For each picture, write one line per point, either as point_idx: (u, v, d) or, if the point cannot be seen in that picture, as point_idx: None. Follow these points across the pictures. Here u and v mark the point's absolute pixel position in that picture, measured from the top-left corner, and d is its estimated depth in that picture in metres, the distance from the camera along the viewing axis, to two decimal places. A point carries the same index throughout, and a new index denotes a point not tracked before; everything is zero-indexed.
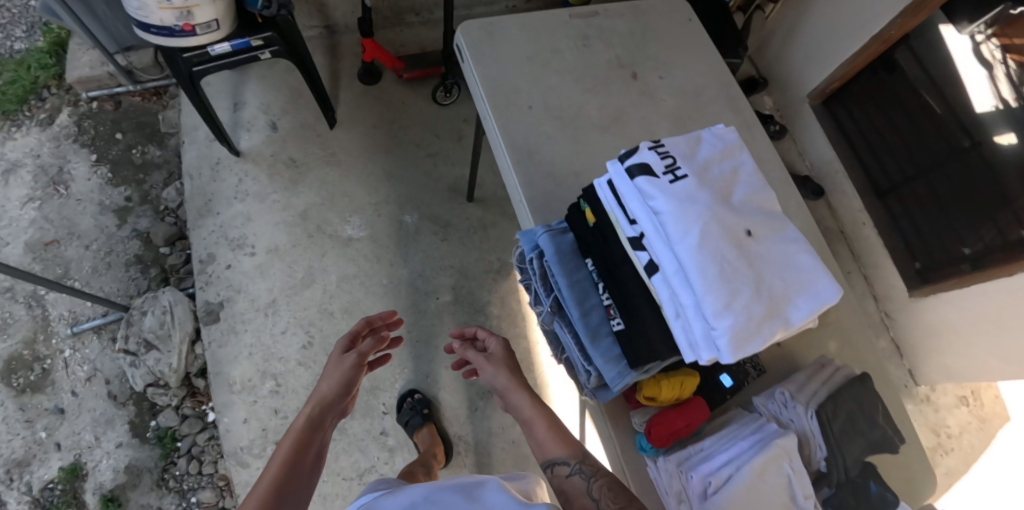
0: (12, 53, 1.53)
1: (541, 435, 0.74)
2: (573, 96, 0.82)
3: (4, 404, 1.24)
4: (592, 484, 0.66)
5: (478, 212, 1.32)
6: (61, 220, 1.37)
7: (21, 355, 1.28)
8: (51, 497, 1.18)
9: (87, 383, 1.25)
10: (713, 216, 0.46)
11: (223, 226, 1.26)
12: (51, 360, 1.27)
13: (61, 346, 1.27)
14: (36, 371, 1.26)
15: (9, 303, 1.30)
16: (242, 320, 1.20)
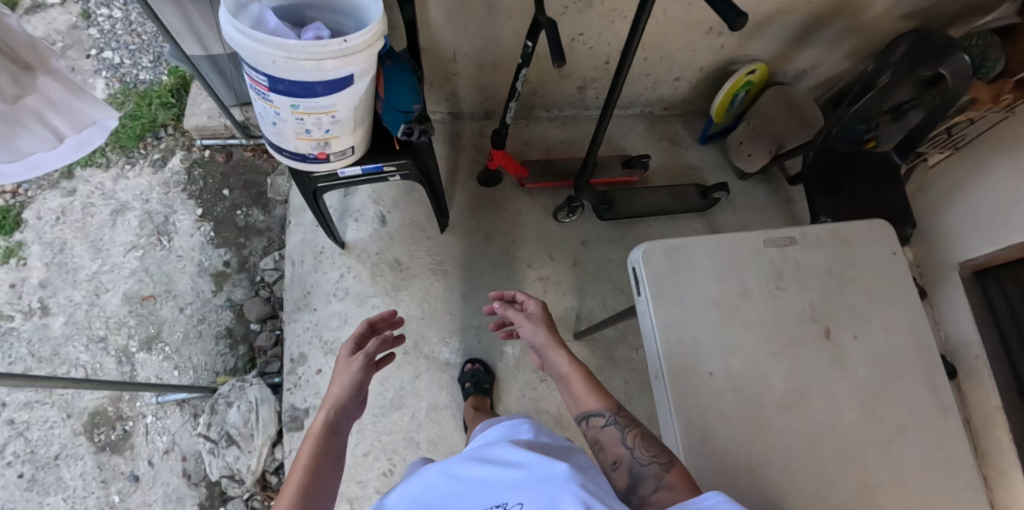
0: (136, 82, 1.54)
1: (577, 389, 0.76)
2: (758, 362, 0.72)
3: (84, 459, 1.25)
4: (627, 434, 0.69)
5: (582, 353, 1.24)
6: (160, 275, 1.35)
7: (105, 410, 1.28)
8: None
9: (164, 454, 1.24)
10: None
11: (318, 325, 1.21)
12: (133, 422, 1.26)
13: (144, 411, 1.27)
14: (118, 431, 1.26)
15: (101, 354, 1.30)
16: None
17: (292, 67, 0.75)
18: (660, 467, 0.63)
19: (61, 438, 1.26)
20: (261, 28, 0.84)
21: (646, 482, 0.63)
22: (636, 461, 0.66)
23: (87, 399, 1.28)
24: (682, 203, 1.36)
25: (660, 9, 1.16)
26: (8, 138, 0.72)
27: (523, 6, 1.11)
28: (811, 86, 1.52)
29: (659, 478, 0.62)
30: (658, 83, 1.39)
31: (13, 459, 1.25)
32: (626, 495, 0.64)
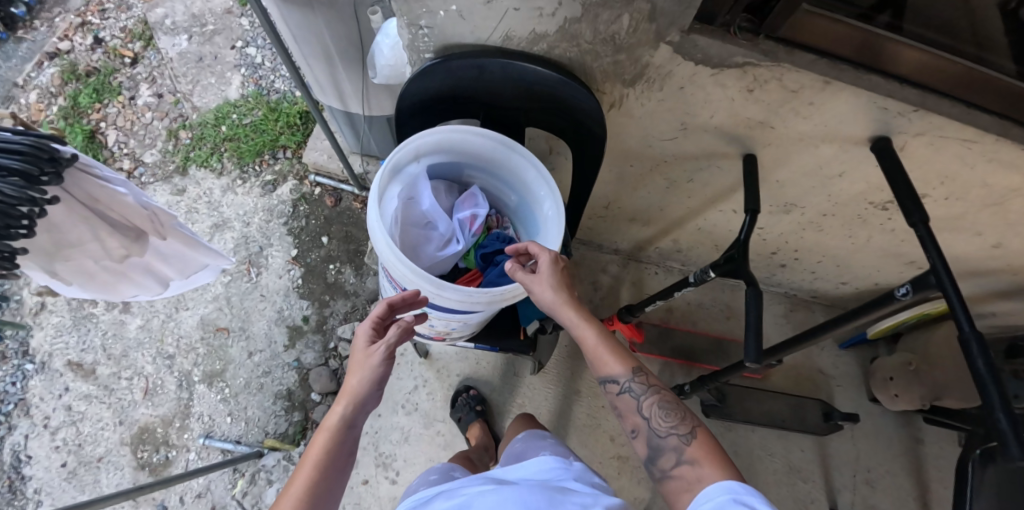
0: (270, 89, 1.47)
1: (591, 354, 0.69)
2: None
3: (124, 471, 1.25)
4: (645, 403, 0.66)
5: None
6: (239, 309, 1.31)
7: (155, 429, 1.27)
8: None
9: (194, 498, 1.18)
10: None
11: (378, 434, 1.14)
12: (176, 452, 1.25)
13: (189, 445, 1.25)
14: (161, 455, 1.25)
15: (164, 372, 1.29)
16: None
17: (444, 302, 0.64)
18: (680, 441, 0.62)
19: (107, 442, 1.26)
20: (412, 206, 0.71)
21: (666, 457, 0.62)
22: (654, 433, 0.64)
23: (143, 413, 1.27)
24: (798, 422, 1.21)
25: (864, 234, 0.98)
26: (111, 288, 0.67)
27: (709, 194, 0.94)
28: (991, 324, 1.29)
29: (678, 453, 0.62)
30: (821, 278, 1.20)
31: (62, 445, 1.27)
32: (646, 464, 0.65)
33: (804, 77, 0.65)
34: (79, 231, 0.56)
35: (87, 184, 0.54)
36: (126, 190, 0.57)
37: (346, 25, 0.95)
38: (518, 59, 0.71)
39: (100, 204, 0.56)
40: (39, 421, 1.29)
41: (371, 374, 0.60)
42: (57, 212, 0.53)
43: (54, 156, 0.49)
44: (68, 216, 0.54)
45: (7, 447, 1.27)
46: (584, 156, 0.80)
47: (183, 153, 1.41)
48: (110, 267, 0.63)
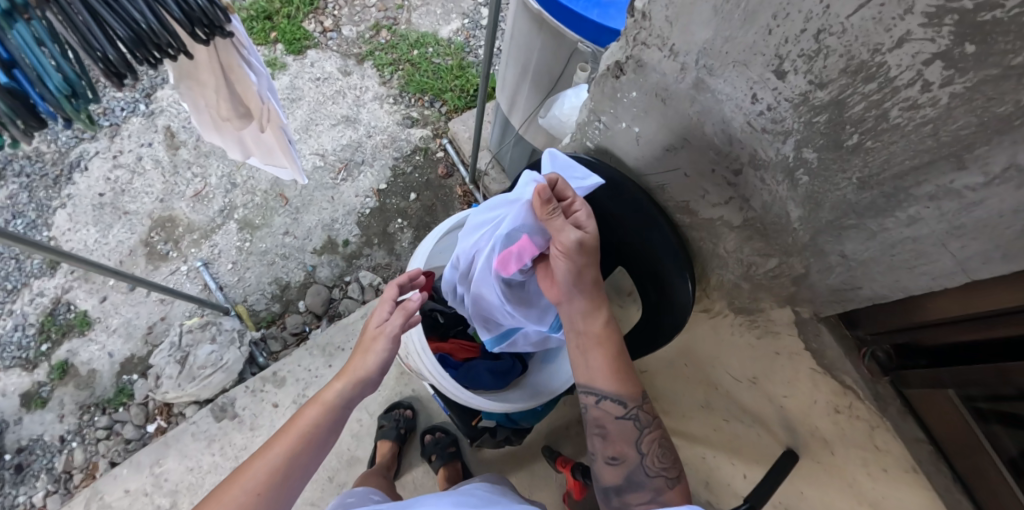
0: (473, 52, 1.53)
1: (602, 362, 0.67)
2: None
3: (133, 236, 1.35)
4: (644, 437, 0.68)
5: None
6: (308, 194, 1.38)
7: (177, 225, 1.36)
8: (62, 314, 1.33)
9: (161, 303, 1.33)
10: None
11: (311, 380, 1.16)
12: (176, 256, 1.33)
13: (187, 260, 1.33)
14: (165, 248, 1.34)
15: (220, 193, 1.39)
16: (227, 444, 1.15)
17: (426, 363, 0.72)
18: (664, 484, 0.66)
19: (140, 205, 1.37)
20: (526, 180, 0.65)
21: (639, 491, 0.67)
22: (642, 468, 0.67)
23: (181, 208, 1.37)
24: None
25: None
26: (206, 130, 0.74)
27: (733, 444, 0.86)
28: None
29: (657, 496, 0.66)
30: None
31: (112, 180, 1.39)
32: (616, 491, 0.68)
33: (894, 444, 0.57)
34: (205, 83, 0.62)
35: (228, 59, 0.59)
36: (253, 81, 0.62)
37: (556, 62, 0.96)
38: (664, 225, 0.67)
39: (228, 80, 0.62)
40: (114, 149, 1.42)
41: (375, 357, 0.66)
42: (194, 63, 0.59)
43: (212, 25, 0.52)
44: (199, 70, 0.60)
45: (80, 149, 1.41)
46: (655, 326, 0.75)
47: (372, 47, 1.51)
48: (210, 123, 0.71)
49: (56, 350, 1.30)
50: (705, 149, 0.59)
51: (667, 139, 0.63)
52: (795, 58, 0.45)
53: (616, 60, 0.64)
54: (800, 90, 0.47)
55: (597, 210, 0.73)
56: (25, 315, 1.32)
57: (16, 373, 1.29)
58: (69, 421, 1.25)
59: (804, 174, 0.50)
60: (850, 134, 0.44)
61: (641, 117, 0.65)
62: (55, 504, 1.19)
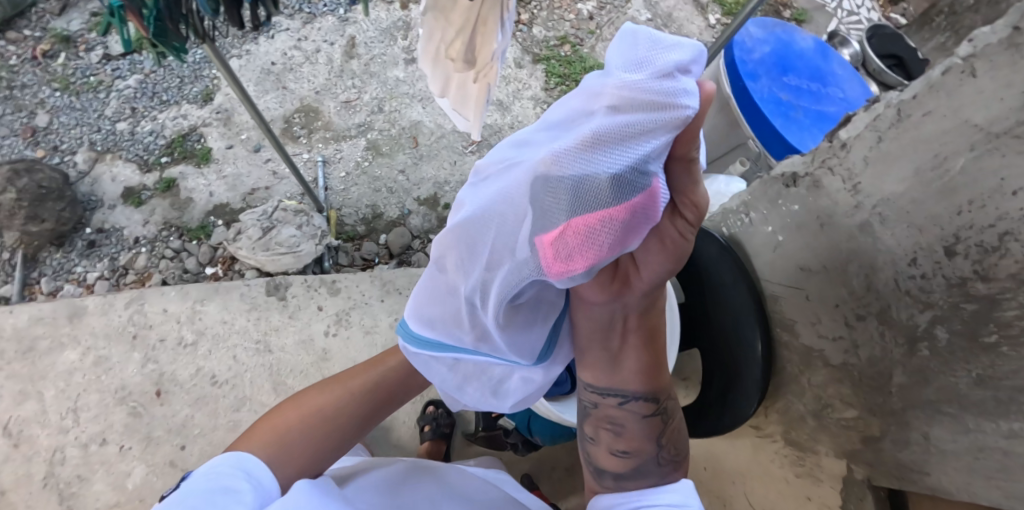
0: None
1: (640, 361, 0.72)
2: None
3: (281, 111, 1.48)
4: (665, 433, 0.73)
5: None
6: (436, 149, 1.47)
7: (317, 119, 1.48)
8: (189, 141, 1.47)
9: (273, 175, 1.45)
10: None
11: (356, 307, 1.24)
12: (304, 143, 1.45)
13: (311, 151, 1.44)
14: (300, 132, 1.46)
15: (365, 111, 1.50)
16: (263, 318, 1.23)
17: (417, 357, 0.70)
18: (672, 470, 0.72)
19: (297, 87, 1.51)
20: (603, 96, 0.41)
21: (638, 481, 0.71)
22: (655, 459, 0.72)
23: (328, 107, 1.50)
24: None
25: None
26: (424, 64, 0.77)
27: None
28: None
29: (663, 478, 0.71)
30: None
31: (286, 56, 1.53)
32: (623, 477, 0.72)
33: None
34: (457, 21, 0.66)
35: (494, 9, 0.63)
36: (496, 42, 0.66)
37: (721, 147, 1.01)
38: (757, 330, 0.70)
39: (478, 29, 0.66)
40: (300, 33, 1.57)
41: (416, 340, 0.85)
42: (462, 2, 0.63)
43: None
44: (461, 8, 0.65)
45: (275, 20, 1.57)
46: (706, 416, 0.77)
47: (551, 55, 1.61)
48: (431, 58, 0.74)
49: (171, 165, 1.44)
50: (838, 284, 0.61)
51: (806, 258, 0.65)
52: (973, 244, 0.48)
53: (794, 170, 0.67)
54: (963, 275, 0.49)
55: (704, 284, 0.75)
56: (162, 127, 1.48)
57: (131, 168, 1.44)
58: (149, 228, 1.38)
59: (925, 348, 0.53)
60: (991, 333, 0.47)
61: (791, 229, 0.67)
62: (101, 289, 1.32)
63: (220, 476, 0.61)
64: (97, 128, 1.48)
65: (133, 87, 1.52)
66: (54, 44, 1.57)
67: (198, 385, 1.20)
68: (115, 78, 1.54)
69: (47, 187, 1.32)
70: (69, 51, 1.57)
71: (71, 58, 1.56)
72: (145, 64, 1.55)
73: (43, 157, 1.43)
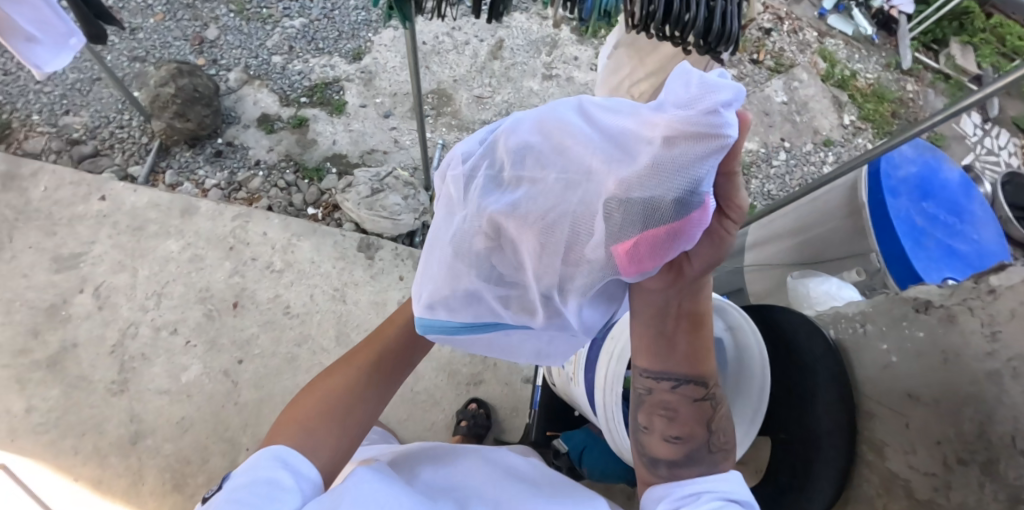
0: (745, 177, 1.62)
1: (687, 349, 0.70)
2: None
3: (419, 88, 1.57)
4: (715, 420, 0.70)
5: None
6: None
7: (448, 105, 1.56)
8: (330, 90, 1.57)
9: (393, 143, 1.53)
10: None
11: None
12: (431, 124, 1.53)
13: (435, 133, 1.52)
14: (430, 111, 1.54)
15: (492, 110, 1.57)
16: (348, 270, 1.31)
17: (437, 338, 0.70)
18: (725, 458, 0.68)
19: (438, 71, 1.60)
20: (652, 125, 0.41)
21: (692, 468, 0.67)
22: (706, 446, 0.69)
23: (461, 96, 1.58)
24: None
25: None
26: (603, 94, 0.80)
27: None
28: None
29: (714, 466, 0.67)
30: None
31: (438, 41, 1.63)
32: (671, 463, 0.69)
33: None
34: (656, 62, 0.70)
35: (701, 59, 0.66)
36: None
37: (841, 249, 1.00)
38: (844, 442, 0.69)
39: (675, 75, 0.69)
40: (454, 23, 1.66)
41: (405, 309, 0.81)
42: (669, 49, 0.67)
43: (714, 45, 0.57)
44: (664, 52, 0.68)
45: None
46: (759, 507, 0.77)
47: None
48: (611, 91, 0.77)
49: (308, 106, 1.55)
50: (947, 422, 0.60)
51: (916, 387, 0.65)
52: None
53: (929, 300, 0.69)
54: None
55: (796, 375, 0.75)
56: (310, 71, 1.59)
57: (273, 98, 1.55)
58: (272, 155, 1.48)
59: None
60: None
61: (907, 353, 0.67)
62: (214, 196, 1.42)
63: (258, 470, 0.60)
64: (255, 54, 1.62)
65: (297, 28, 1.65)
66: None
67: (273, 311, 1.28)
68: (284, 16, 1.67)
69: (201, 93, 1.45)
70: None
71: None
72: (313, 11, 1.69)
73: (203, 66, 1.57)
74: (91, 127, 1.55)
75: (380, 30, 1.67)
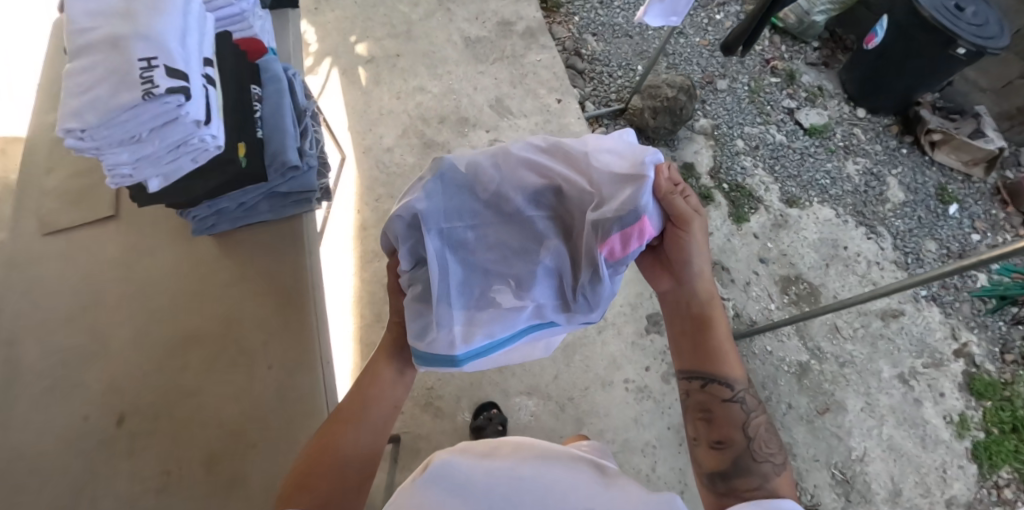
0: None
1: (701, 357, 0.71)
2: (220, 392, 0.79)
3: (794, 266, 1.75)
4: (752, 422, 0.68)
5: (419, 427, 1.33)
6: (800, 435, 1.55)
7: (795, 295, 1.71)
8: (745, 199, 1.82)
9: (741, 273, 1.71)
10: (122, 77, 0.58)
11: (654, 398, 1.38)
12: (770, 295, 1.70)
13: (766, 302, 1.69)
14: (788, 283, 1.72)
15: (813, 337, 1.69)
16: (622, 319, 1.46)
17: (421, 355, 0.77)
18: (773, 471, 0.64)
19: (815, 266, 1.76)
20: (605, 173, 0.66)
21: (748, 478, 0.63)
22: (750, 454, 0.65)
23: (807, 304, 1.70)
24: None
25: None
26: None
27: None
28: None
29: (767, 481, 0.63)
30: None
31: (843, 251, 1.79)
32: (720, 476, 0.65)
33: None
34: None
35: None
36: None
37: None
38: None
39: None
40: (866, 249, 1.79)
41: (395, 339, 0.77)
42: None
43: None
44: None
45: (867, 232, 1.83)
46: None
47: None
48: None
49: (722, 194, 1.81)
50: None
51: None
52: None
53: None
54: None
55: None
56: (752, 176, 1.86)
57: (708, 163, 1.85)
58: None
59: None
60: None
61: None
62: None
63: None
64: (731, 125, 1.92)
65: (775, 141, 1.93)
66: (784, 75, 2.05)
67: None
68: (775, 125, 1.96)
69: (680, 113, 1.72)
70: (784, 85, 2.03)
71: (778, 85, 2.03)
72: (797, 142, 1.95)
73: (699, 104, 1.92)
74: (596, 57, 1.92)
75: (823, 205, 1.85)
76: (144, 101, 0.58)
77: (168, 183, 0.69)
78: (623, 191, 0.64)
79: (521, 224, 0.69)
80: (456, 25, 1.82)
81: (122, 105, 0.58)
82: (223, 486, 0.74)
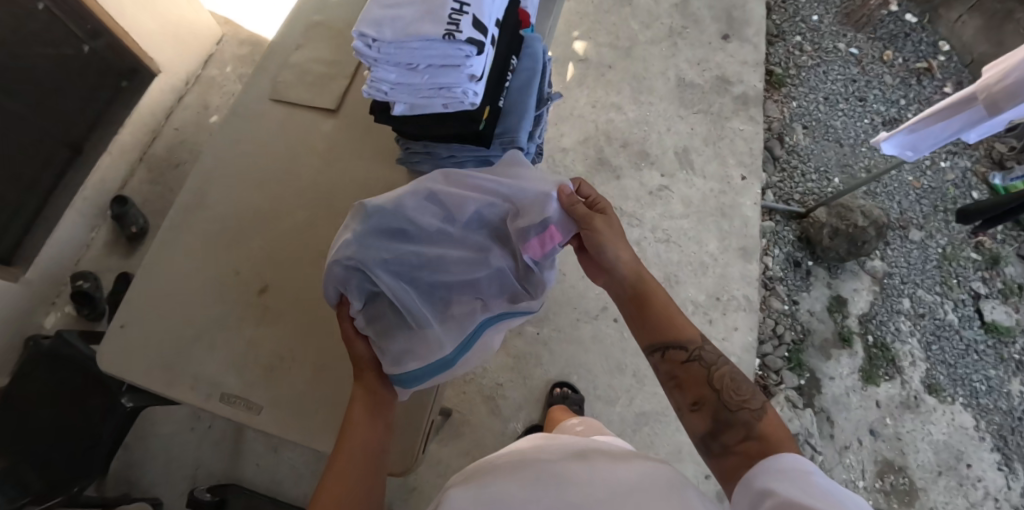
0: None
1: (650, 323, 0.70)
2: None
3: (905, 457, 1.55)
4: (712, 374, 0.66)
5: (473, 412, 1.33)
6: None
7: (893, 488, 1.52)
8: (884, 362, 1.63)
9: (846, 435, 1.55)
10: (435, 12, 0.61)
11: None
12: (866, 472, 1.53)
13: (856, 477, 1.52)
14: (890, 473, 1.53)
15: None
16: None
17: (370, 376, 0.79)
18: (752, 414, 0.62)
19: (928, 471, 1.55)
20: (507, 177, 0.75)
21: (733, 431, 0.61)
22: (722, 407, 0.63)
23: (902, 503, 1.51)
24: None
25: None
26: None
27: None
28: None
29: (753, 425, 0.61)
30: None
31: (966, 468, 1.56)
32: (708, 438, 0.63)
33: None
34: None
35: None
36: None
37: None
38: None
39: None
40: (993, 481, 1.56)
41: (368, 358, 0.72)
42: None
43: None
44: None
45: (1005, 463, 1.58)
46: None
47: None
48: None
49: (862, 345, 1.64)
50: None
51: None
52: None
53: None
54: None
55: None
56: (904, 342, 1.67)
57: (863, 308, 1.68)
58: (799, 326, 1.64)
59: None
60: None
61: None
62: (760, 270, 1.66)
63: None
64: (904, 280, 1.74)
65: (945, 319, 1.72)
66: (987, 256, 1.81)
67: None
68: (951, 302, 1.74)
69: (862, 246, 1.58)
70: (983, 266, 1.80)
71: (975, 263, 1.80)
72: (967, 330, 1.72)
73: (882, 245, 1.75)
74: (797, 151, 1.81)
75: (965, 410, 1.63)
76: (443, 38, 0.60)
77: (410, 113, 0.71)
78: (534, 204, 0.73)
79: (457, 242, 0.75)
80: (676, 62, 1.77)
81: (423, 34, 0.60)
82: (321, 397, 0.77)
